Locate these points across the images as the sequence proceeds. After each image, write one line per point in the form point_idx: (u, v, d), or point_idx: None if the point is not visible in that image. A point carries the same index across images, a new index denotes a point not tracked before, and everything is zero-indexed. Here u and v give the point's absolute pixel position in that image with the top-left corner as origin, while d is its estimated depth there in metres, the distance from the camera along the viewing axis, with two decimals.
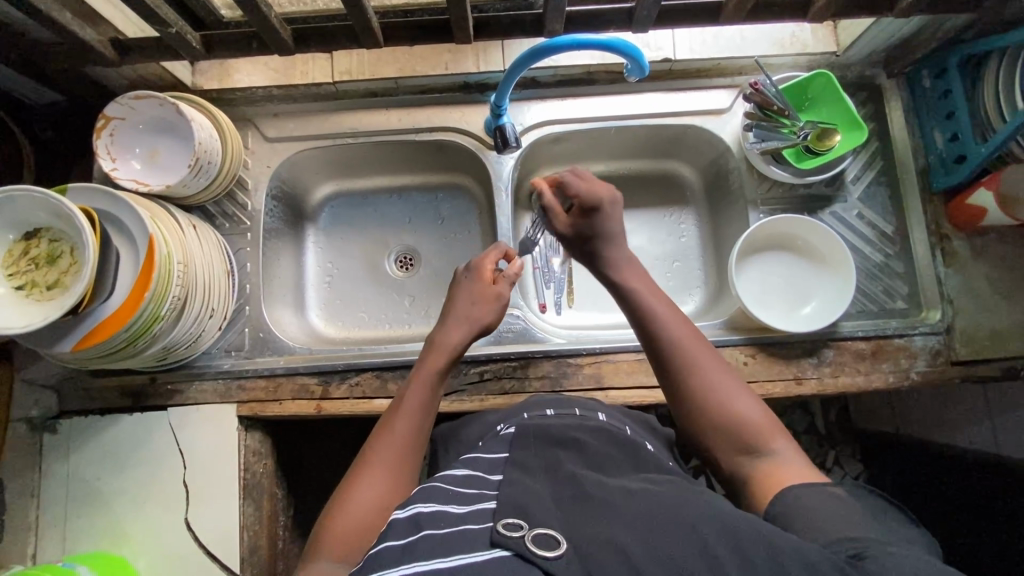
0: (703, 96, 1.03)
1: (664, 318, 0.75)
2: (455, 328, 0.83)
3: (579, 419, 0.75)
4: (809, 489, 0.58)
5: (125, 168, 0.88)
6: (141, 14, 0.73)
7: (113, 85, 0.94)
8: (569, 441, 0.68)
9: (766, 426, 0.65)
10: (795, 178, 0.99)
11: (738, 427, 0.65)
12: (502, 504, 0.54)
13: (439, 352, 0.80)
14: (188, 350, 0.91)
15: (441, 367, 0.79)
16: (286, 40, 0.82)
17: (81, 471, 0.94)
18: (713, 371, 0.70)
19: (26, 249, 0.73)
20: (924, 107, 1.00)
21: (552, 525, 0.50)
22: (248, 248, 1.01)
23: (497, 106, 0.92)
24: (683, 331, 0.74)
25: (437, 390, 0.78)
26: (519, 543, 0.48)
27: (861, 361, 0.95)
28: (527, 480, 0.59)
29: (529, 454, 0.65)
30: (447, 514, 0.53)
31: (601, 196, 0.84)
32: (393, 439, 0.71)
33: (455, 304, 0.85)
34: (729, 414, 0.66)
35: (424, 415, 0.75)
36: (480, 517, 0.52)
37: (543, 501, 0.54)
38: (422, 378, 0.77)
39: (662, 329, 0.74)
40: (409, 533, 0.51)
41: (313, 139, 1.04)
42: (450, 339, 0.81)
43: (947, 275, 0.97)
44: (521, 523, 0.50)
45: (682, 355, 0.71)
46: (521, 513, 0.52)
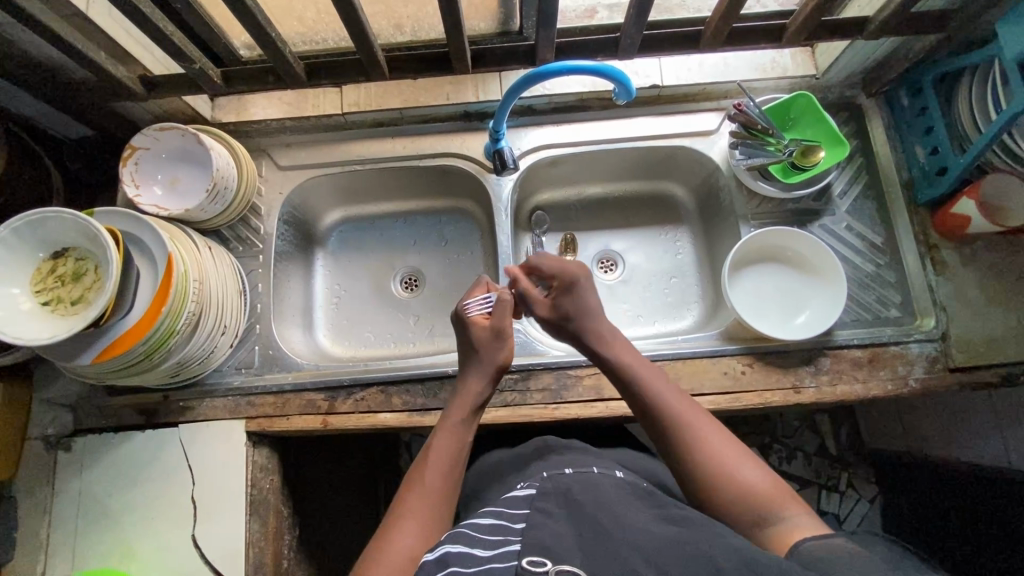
0: (691, 119, 1.09)
1: (663, 393, 0.78)
2: (477, 377, 0.86)
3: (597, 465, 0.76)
4: (824, 539, 0.59)
5: (148, 194, 0.93)
6: (168, 53, 0.81)
7: (139, 119, 1.01)
8: (587, 478, 0.70)
9: (776, 492, 0.67)
10: (782, 193, 1.03)
11: (747, 494, 0.67)
12: (526, 542, 0.58)
13: (461, 402, 0.84)
14: (201, 367, 0.94)
15: (465, 416, 0.83)
16: (299, 73, 0.89)
17: (93, 488, 0.96)
18: (714, 441, 0.72)
19: (53, 267, 0.78)
20: (903, 124, 1.04)
21: (574, 563, 0.54)
22: (260, 270, 1.06)
23: (495, 131, 0.98)
24: (680, 402, 0.77)
25: (464, 438, 0.81)
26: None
27: (858, 369, 0.96)
28: (549, 522, 0.61)
29: (549, 501, 0.65)
30: (474, 554, 0.58)
31: (573, 272, 0.91)
32: (426, 486, 0.74)
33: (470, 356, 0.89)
34: (736, 481, 0.68)
35: (451, 465, 0.77)
36: (505, 557, 0.57)
37: (564, 539, 0.58)
38: (447, 429, 0.81)
39: (661, 400, 0.77)
40: (437, 570, 0.57)
41: (322, 167, 1.10)
42: (471, 388, 0.85)
43: (938, 283, 0.99)
44: (545, 561, 0.55)
45: (685, 427, 0.74)
46: (544, 549, 0.56)
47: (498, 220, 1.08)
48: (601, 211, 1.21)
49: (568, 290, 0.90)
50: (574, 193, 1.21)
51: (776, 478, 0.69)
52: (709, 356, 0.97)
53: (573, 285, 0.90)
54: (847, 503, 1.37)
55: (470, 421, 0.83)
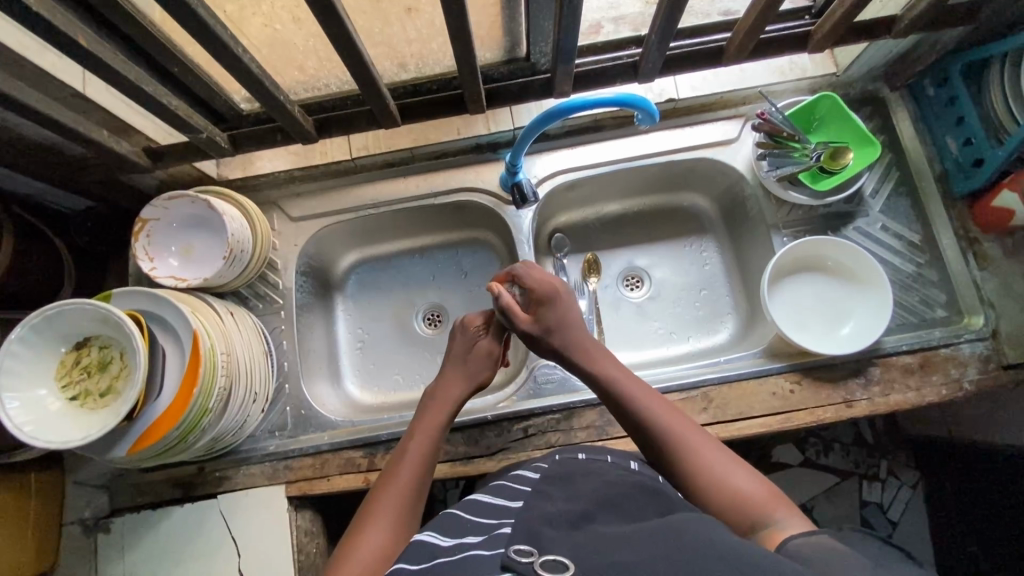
0: (710, 129, 1.05)
1: (648, 404, 0.74)
2: (451, 382, 0.85)
3: (611, 464, 0.73)
4: (810, 536, 0.51)
5: (163, 266, 0.90)
6: (174, 125, 0.78)
7: (145, 187, 0.98)
8: (595, 481, 0.67)
9: (766, 497, 0.60)
10: (814, 200, 1.00)
11: (736, 497, 0.61)
12: (518, 532, 0.54)
13: (436, 406, 0.82)
14: (235, 437, 0.92)
15: (439, 421, 0.80)
16: (310, 129, 0.86)
17: (136, 569, 0.93)
18: (700, 444, 0.68)
19: (77, 358, 0.75)
20: (931, 115, 1.01)
21: (560, 552, 0.49)
22: (282, 326, 1.03)
23: (512, 165, 0.95)
24: (665, 409, 0.73)
25: (434, 440, 0.78)
26: (528, 568, 0.47)
27: (909, 376, 0.93)
28: (549, 507, 0.59)
29: (557, 491, 0.64)
30: (461, 545, 0.55)
31: (552, 288, 0.88)
32: (396, 488, 0.72)
33: (453, 362, 0.87)
34: (723, 484, 0.63)
35: (425, 467, 0.75)
36: (492, 546, 0.53)
37: (556, 531, 0.53)
38: (422, 431, 0.79)
39: (645, 407, 0.73)
40: (425, 560, 0.53)
41: (335, 215, 1.07)
42: (448, 394, 0.83)
43: (983, 278, 0.96)
44: (532, 551, 0.50)
45: (669, 431, 0.70)
46: (532, 541, 0.51)
47: (521, 250, 1.05)
48: (620, 228, 1.18)
49: (548, 302, 0.86)
50: (591, 212, 1.17)
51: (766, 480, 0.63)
52: (755, 377, 0.94)
53: (553, 297, 0.87)
54: (889, 491, 1.26)
55: (440, 423, 0.80)
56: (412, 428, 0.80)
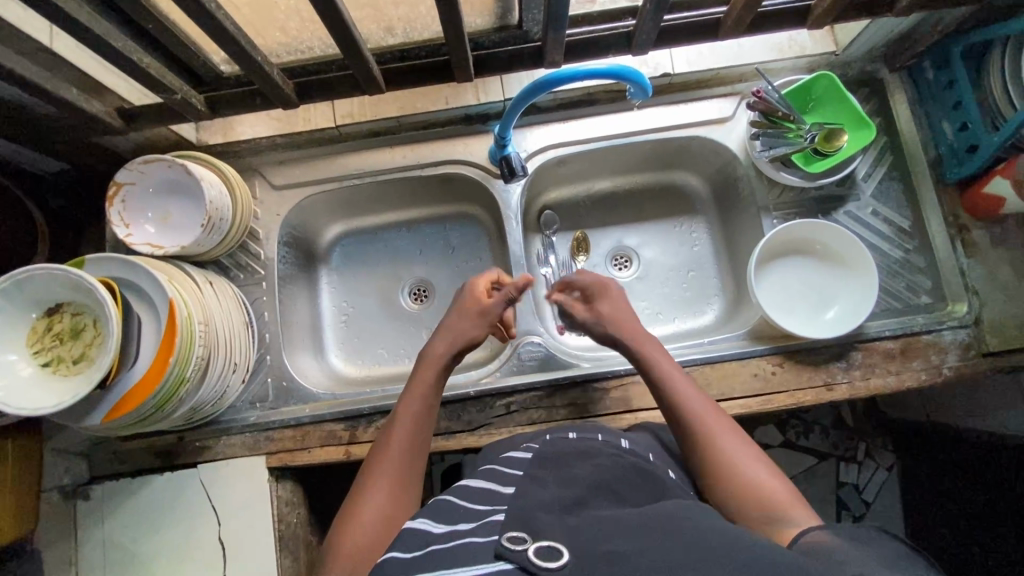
0: (704, 106, 1.03)
1: (687, 388, 0.74)
2: (442, 339, 0.83)
3: (602, 443, 0.73)
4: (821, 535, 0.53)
5: (140, 232, 0.88)
6: (147, 85, 0.74)
7: (121, 150, 0.95)
8: (586, 462, 0.67)
9: (784, 495, 0.61)
10: (806, 181, 0.98)
11: (758, 495, 0.61)
12: (511, 518, 0.53)
13: (426, 366, 0.81)
14: (214, 407, 0.91)
15: (432, 381, 0.79)
16: (290, 94, 0.82)
17: (116, 536, 0.93)
18: (732, 441, 0.67)
19: (49, 325, 0.73)
20: (929, 98, 0.99)
21: (557, 538, 0.49)
22: (264, 297, 1.02)
23: (501, 138, 0.93)
24: (701, 399, 0.73)
25: (429, 400, 0.78)
26: (522, 557, 0.47)
27: (890, 361, 0.93)
28: (538, 491, 0.59)
29: (544, 471, 0.65)
30: (454, 533, 0.54)
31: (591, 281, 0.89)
32: (395, 450, 0.72)
33: (447, 320, 0.86)
34: (748, 482, 0.63)
35: (419, 430, 0.75)
36: (486, 531, 0.52)
37: (548, 515, 0.53)
38: (417, 390, 0.78)
39: (681, 394, 0.73)
40: (418, 549, 0.53)
41: (320, 184, 1.04)
42: (436, 352, 0.81)
43: (969, 265, 0.96)
44: (525, 537, 0.49)
45: (699, 421, 0.70)
46: (526, 525, 0.51)
47: (509, 225, 1.03)
48: (611, 205, 1.16)
49: (596, 296, 0.88)
50: (583, 189, 1.15)
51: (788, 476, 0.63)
52: (738, 359, 0.94)
53: (606, 291, 0.88)
54: (865, 473, 1.28)
55: (434, 381, 0.80)
56: (408, 388, 0.79)
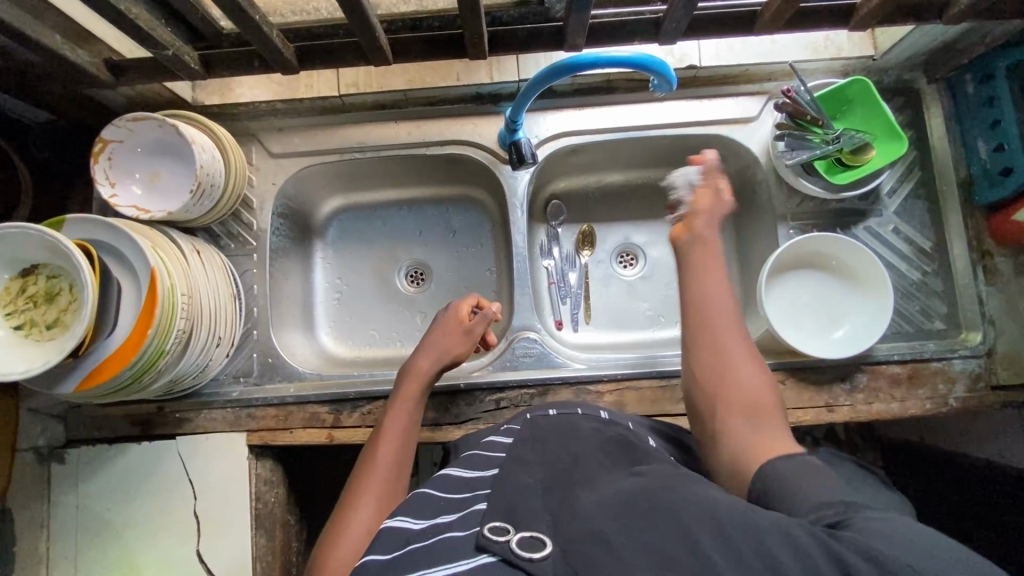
0: (729, 104, 0.98)
1: (713, 285, 0.68)
2: (425, 356, 0.82)
3: (585, 417, 0.69)
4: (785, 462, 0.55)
5: (125, 193, 0.84)
6: (136, 39, 0.69)
7: (111, 104, 0.90)
8: (568, 441, 0.63)
9: (768, 397, 0.61)
10: (828, 192, 0.93)
11: (744, 394, 0.62)
12: (494, 508, 0.52)
13: (410, 382, 0.80)
14: (195, 380, 0.88)
15: (414, 397, 0.79)
16: (290, 59, 0.77)
17: (91, 501, 0.91)
18: (734, 344, 0.65)
19: (23, 286, 0.70)
20: (966, 114, 0.93)
21: (540, 528, 0.48)
22: (254, 269, 0.98)
23: (512, 121, 0.88)
24: (730, 329, 0.66)
25: (413, 417, 0.78)
26: (504, 548, 0.46)
27: (896, 386, 0.90)
28: (519, 475, 0.57)
29: (525, 449, 0.62)
30: (435, 528, 0.53)
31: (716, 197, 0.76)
32: (378, 468, 0.71)
33: (427, 336, 0.84)
34: (738, 382, 0.62)
35: (401, 446, 0.74)
36: (466, 525, 0.51)
37: (531, 503, 0.52)
38: (399, 408, 0.78)
39: (711, 322, 0.66)
40: (397, 548, 0.50)
41: (319, 155, 1.00)
42: (418, 367, 0.81)
43: (988, 294, 0.92)
44: (508, 527, 0.49)
45: (710, 352, 0.65)
46: (509, 516, 0.50)
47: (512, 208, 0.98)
48: (622, 200, 1.12)
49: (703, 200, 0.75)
50: (593, 181, 1.11)
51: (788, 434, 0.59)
52: None
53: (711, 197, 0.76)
54: None
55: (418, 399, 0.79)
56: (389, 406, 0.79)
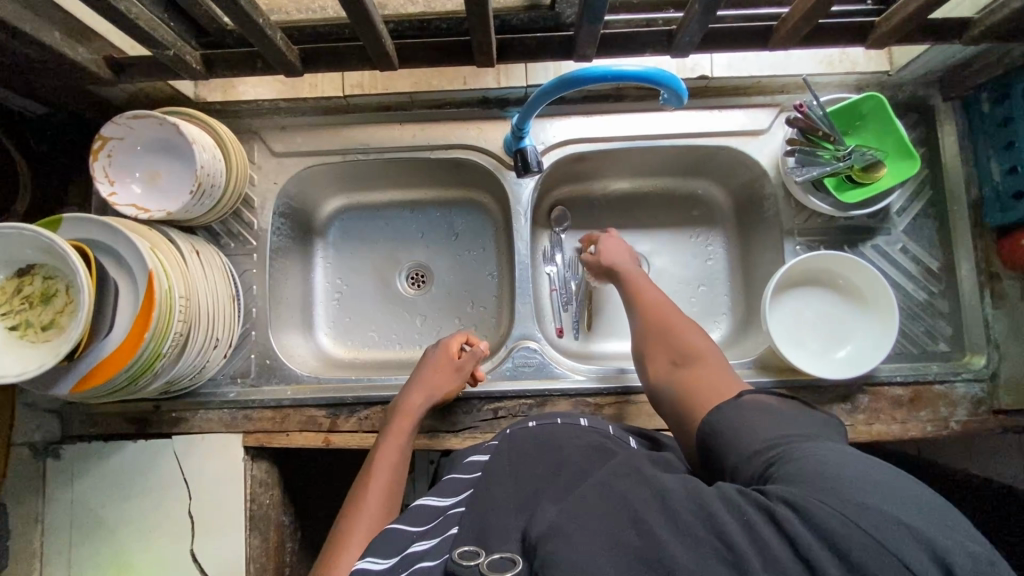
0: (740, 115, 0.96)
1: (644, 283, 0.87)
2: (416, 392, 0.84)
3: (563, 427, 0.69)
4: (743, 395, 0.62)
5: (125, 192, 0.83)
6: (136, 38, 0.68)
7: (112, 99, 0.88)
8: (547, 457, 0.62)
9: (707, 349, 0.74)
10: (836, 210, 0.92)
11: (688, 351, 0.74)
12: (465, 532, 0.54)
13: (401, 419, 0.82)
14: (192, 381, 0.87)
15: (404, 434, 0.80)
16: (293, 61, 0.76)
17: (85, 498, 0.91)
18: (672, 317, 0.79)
19: (19, 286, 0.69)
20: (979, 134, 0.92)
21: (510, 547, 0.48)
22: (254, 270, 0.97)
23: (518, 128, 0.86)
24: (665, 307, 0.81)
25: (403, 455, 0.79)
26: (473, 571, 0.47)
27: (897, 408, 0.89)
28: (496, 492, 0.57)
29: (502, 464, 0.62)
30: (409, 558, 0.53)
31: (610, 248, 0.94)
32: (367, 506, 0.71)
33: (418, 372, 0.87)
34: (682, 343, 0.76)
35: (391, 484, 0.74)
36: (438, 552, 0.52)
37: (505, 523, 0.52)
38: (388, 444, 0.79)
39: (648, 304, 0.82)
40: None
41: (322, 155, 0.98)
42: (409, 403, 0.83)
43: (994, 317, 0.91)
44: (478, 552, 0.49)
45: (656, 328, 0.79)
46: (479, 540, 0.51)
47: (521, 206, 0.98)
48: (627, 208, 1.10)
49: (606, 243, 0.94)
50: (599, 187, 1.09)
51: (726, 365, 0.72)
52: None
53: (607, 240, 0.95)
54: None
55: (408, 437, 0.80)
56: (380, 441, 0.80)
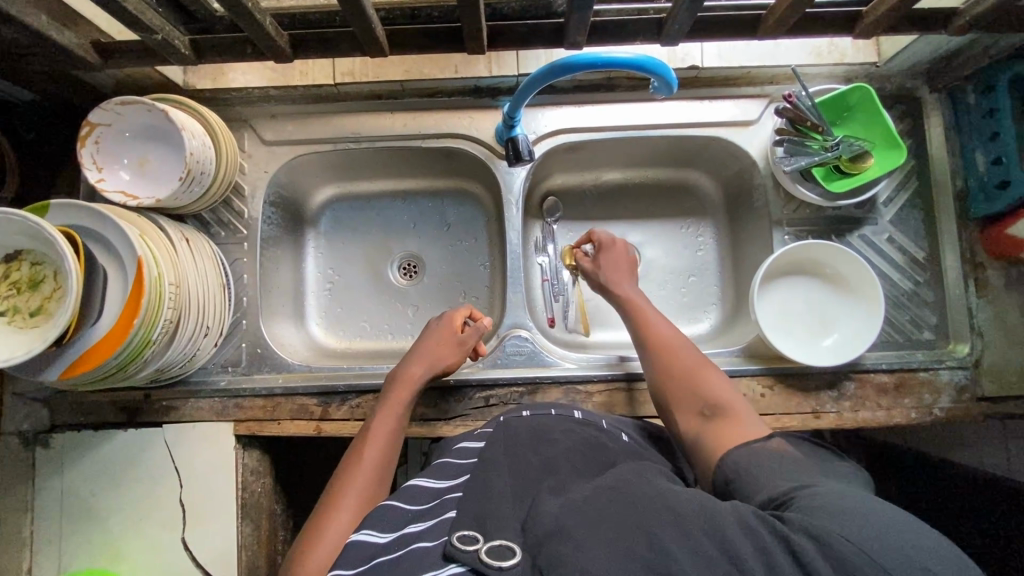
0: (730, 106, 0.97)
1: (654, 316, 0.83)
2: (417, 363, 0.85)
3: (558, 418, 0.71)
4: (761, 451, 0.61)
5: (113, 178, 0.82)
6: (124, 21, 0.67)
7: (100, 85, 0.88)
8: (541, 449, 0.64)
9: (730, 396, 0.71)
10: (824, 200, 0.93)
11: (709, 399, 0.71)
12: (463, 514, 0.53)
13: (402, 387, 0.82)
14: (183, 369, 0.87)
15: (403, 401, 0.81)
16: (283, 46, 0.75)
17: (75, 487, 0.91)
18: (689, 359, 0.76)
19: (6, 272, 0.69)
20: (965, 124, 0.93)
21: (509, 536, 0.49)
22: (245, 259, 0.97)
23: (510, 117, 0.87)
24: (679, 346, 0.78)
25: (400, 421, 0.80)
26: (472, 557, 0.47)
27: (882, 395, 0.91)
28: (493, 477, 0.58)
29: (499, 452, 0.63)
30: (404, 538, 0.53)
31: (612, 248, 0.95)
32: (362, 468, 0.72)
33: (421, 343, 0.87)
34: (702, 389, 0.72)
35: (387, 449, 0.76)
36: (436, 533, 0.52)
37: (503, 508, 0.53)
38: (387, 411, 0.80)
39: (661, 343, 0.79)
40: (362, 563, 0.51)
41: (313, 143, 0.98)
42: (410, 372, 0.83)
43: (978, 306, 0.92)
44: (477, 536, 0.50)
45: (673, 370, 0.76)
46: (479, 525, 0.51)
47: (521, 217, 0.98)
48: (618, 198, 1.11)
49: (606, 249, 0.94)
50: (590, 178, 1.10)
51: (755, 418, 0.68)
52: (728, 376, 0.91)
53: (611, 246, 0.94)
54: None
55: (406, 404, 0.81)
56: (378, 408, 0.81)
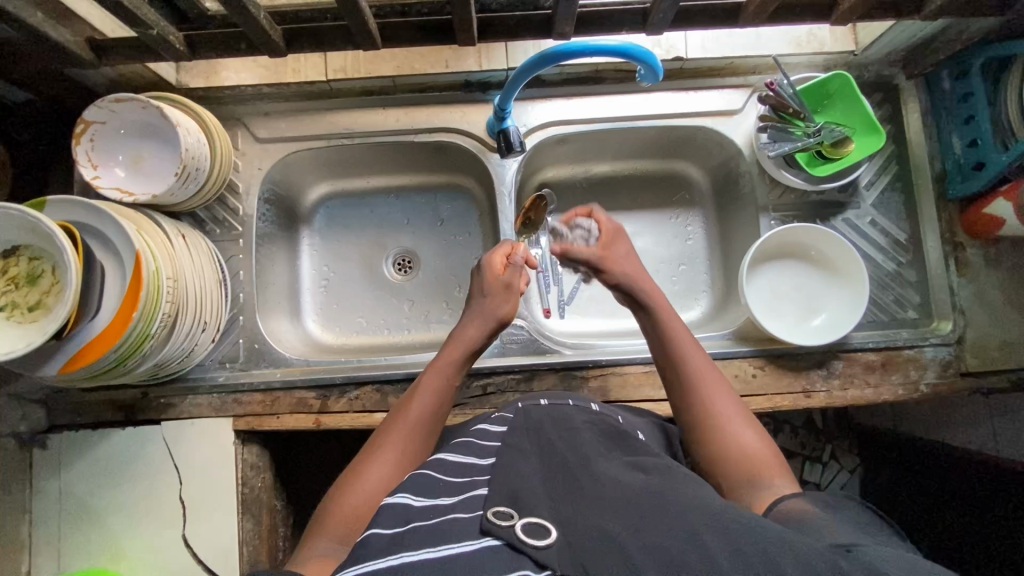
0: (714, 96, 0.99)
1: (689, 349, 0.76)
2: (471, 323, 0.85)
3: (575, 409, 0.73)
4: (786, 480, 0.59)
5: (108, 175, 0.83)
6: (119, 16, 0.68)
7: (94, 85, 0.88)
8: (565, 434, 0.66)
9: (768, 459, 0.64)
10: (808, 184, 0.95)
11: (745, 456, 0.65)
12: (496, 492, 0.54)
13: (455, 346, 0.84)
14: (181, 365, 0.88)
15: (456, 360, 0.82)
16: (277, 41, 0.76)
17: (74, 486, 0.91)
18: (725, 408, 0.70)
19: (5, 268, 0.70)
20: (942, 109, 0.96)
21: (543, 515, 0.50)
22: (241, 255, 0.98)
23: (501, 109, 0.88)
24: (717, 390, 0.72)
25: (450, 381, 0.80)
26: (510, 533, 0.48)
27: (870, 373, 0.93)
28: (518, 463, 0.59)
29: (521, 438, 0.65)
30: (437, 508, 0.53)
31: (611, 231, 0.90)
32: (410, 420, 0.75)
33: (473, 300, 0.88)
34: (739, 445, 0.66)
35: (436, 405, 0.77)
36: (470, 507, 0.52)
37: (534, 489, 0.54)
38: (440, 368, 0.81)
39: (696, 385, 0.73)
40: (400, 525, 0.51)
41: (306, 140, 0.99)
42: (464, 332, 0.84)
43: (960, 285, 0.95)
44: (512, 513, 0.50)
45: (711, 419, 0.69)
46: (515, 502, 0.52)
47: (535, 238, 1.01)
48: (609, 190, 1.13)
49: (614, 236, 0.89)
50: (581, 170, 1.12)
51: (789, 472, 0.63)
52: (720, 358, 0.93)
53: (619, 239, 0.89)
54: (828, 475, 1.25)
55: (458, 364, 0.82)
56: (431, 365, 0.82)
